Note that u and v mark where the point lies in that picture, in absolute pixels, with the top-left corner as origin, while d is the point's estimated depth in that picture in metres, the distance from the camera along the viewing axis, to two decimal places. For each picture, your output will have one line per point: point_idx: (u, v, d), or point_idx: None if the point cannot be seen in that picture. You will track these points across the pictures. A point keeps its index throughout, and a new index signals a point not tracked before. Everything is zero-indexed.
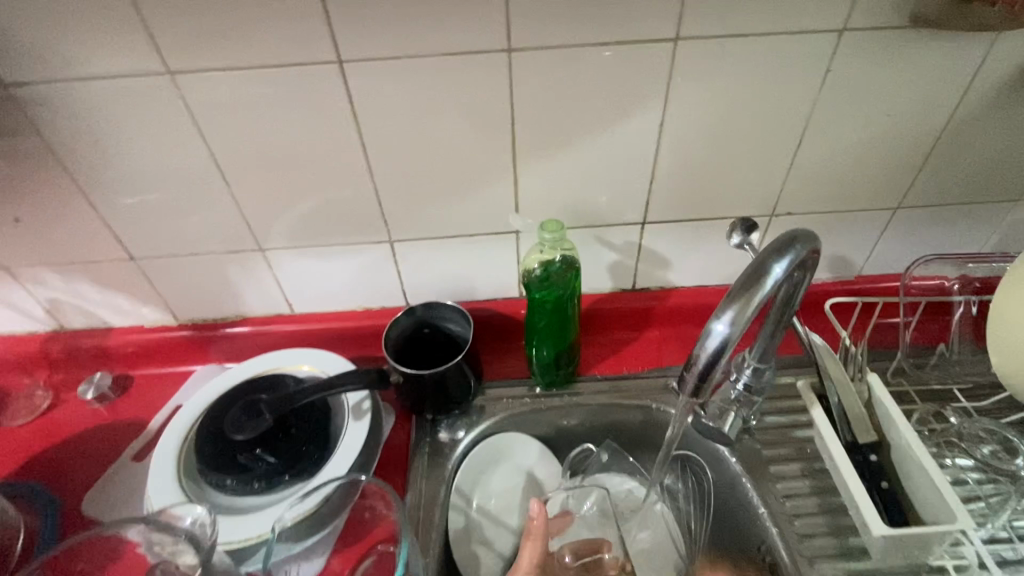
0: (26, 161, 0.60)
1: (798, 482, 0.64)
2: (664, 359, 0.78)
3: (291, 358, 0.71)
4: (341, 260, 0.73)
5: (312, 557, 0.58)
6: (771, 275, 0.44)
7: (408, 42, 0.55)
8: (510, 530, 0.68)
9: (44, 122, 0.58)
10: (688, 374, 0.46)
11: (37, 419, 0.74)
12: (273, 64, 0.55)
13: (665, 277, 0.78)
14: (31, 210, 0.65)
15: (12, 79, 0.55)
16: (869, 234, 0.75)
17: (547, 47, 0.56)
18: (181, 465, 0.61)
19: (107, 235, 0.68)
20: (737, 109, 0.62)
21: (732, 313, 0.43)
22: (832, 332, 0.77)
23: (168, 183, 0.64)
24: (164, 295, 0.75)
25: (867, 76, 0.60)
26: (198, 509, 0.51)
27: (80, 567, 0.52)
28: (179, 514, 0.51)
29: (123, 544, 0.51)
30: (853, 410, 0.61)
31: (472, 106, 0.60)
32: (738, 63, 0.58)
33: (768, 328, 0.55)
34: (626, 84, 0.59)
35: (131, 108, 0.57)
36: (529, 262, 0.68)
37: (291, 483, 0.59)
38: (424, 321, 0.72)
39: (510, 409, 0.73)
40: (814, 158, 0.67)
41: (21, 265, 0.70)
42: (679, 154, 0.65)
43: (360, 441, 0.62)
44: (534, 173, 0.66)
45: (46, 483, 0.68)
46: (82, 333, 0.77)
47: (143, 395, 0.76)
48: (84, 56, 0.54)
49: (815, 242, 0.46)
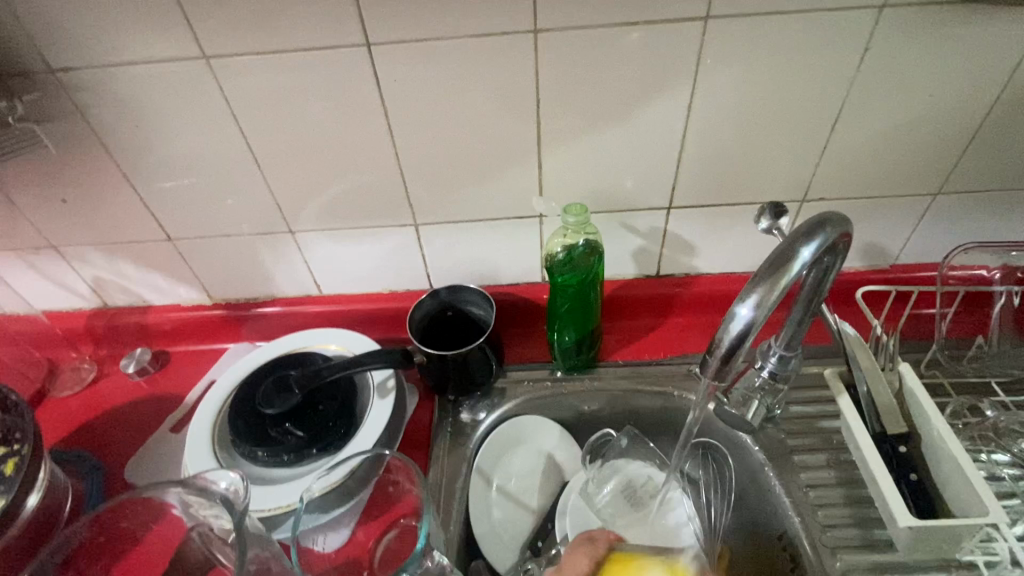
0: (72, 145, 0.63)
1: (823, 473, 0.63)
2: (688, 347, 0.77)
3: (319, 337, 0.73)
4: (368, 243, 0.74)
5: (338, 528, 0.60)
6: (799, 258, 0.43)
7: (436, 25, 0.55)
8: (528, 511, 0.69)
9: (88, 106, 0.60)
10: (711, 357, 0.45)
11: (84, 390, 0.79)
12: (304, 48, 0.56)
13: (691, 263, 0.77)
14: (76, 192, 0.68)
15: (59, 65, 0.57)
16: (906, 222, 0.72)
17: (574, 28, 0.55)
18: (215, 437, 0.64)
19: (147, 216, 0.70)
20: (769, 90, 0.60)
21: (757, 297, 0.42)
22: (863, 322, 0.75)
23: (203, 167, 0.66)
24: (199, 275, 0.78)
25: (909, 55, 0.57)
26: (231, 475, 0.50)
27: (123, 523, 0.55)
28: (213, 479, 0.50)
29: (162, 506, 0.54)
30: (882, 400, 0.59)
31: (498, 89, 0.60)
32: (771, 42, 0.56)
33: (796, 314, 0.54)
34: (653, 66, 0.58)
35: (169, 92, 0.59)
36: (552, 246, 0.69)
37: (319, 456, 0.61)
38: (447, 304, 0.73)
39: (531, 393, 0.74)
40: (849, 142, 0.65)
41: (68, 245, 0.73)
42: (707, 138, 0.64)
43: (384, 418, 0.63)
44: (558, 157, 0.65)
45: (91, 450, 0.72)
46: (124, 310, 0.81)
47: (180, 371, 0.80)
48: (126, 42, 0.56)
49: (847, 225, 0.45)
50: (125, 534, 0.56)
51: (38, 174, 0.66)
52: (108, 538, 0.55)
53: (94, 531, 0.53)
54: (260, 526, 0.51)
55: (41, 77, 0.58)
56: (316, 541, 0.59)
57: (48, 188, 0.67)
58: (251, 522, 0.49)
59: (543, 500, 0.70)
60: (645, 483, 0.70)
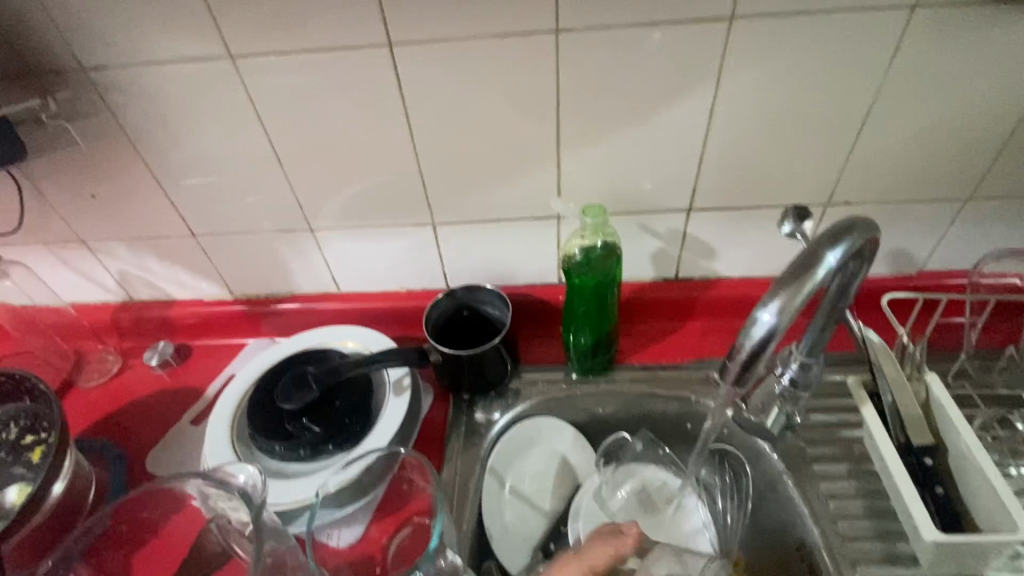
0: (101, 142, 0.65)
1: (843, 483, 0.62)
2: (705, 352, 0.76)
3: (335, 334, 0.73)
4: (386, 242, 0.75)
5: (352, 524, 0.60)
6: (824, 264, 0.42)
7: (457, 24, 0.55)
8: (542, 512, 0.69)
9: (117, 104, 0.62)
10: (730, 363, 0.45)
11: (109, 380, 0.81)
12: (326, 47, 0.57)
13: (710, 267, 0.76)
14: (105, 188, 0.69)
15: (91, 63, 0.58)
16: (935, 227, 0.70)
17: (596, 28, 0.55)
18: (234, 431, 0.64)
19: (172, 212, 0.72)
20: (794, 91, 0.59)
21: (779, 303, 0.41)
22: (887, 330, 0.74)
23: (226, 164, 0.67)
24: (221, 270, 0.79)
25: (941, 56, 0.56)
26: (250, 468, 0.51)
27: (144, 511, 0.57)
28: (232, 473, 0.51)
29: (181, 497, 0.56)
30: (908, 410, 0.57)
31: (517, 89, 0.60)
32: (797, 43, 0.55)
33: (819, 321, 0.53)
34: (676, 67, 0.58)
35: (195, 91, 0.60)
36: (570, 247, 0.68)
37: (335, 452, 0.62)
38: (463, 304, 0.73)
39: (546, 394, 0.73)
40: (876, 145, 0.63)
41: (96, 240, 0.75)
42: (729, 140, 0.63)
43: (400, 415, 0.63)
44: (577, 158, 0.65)
45: (114, 440, 0.73)
46: (149, 304, 0.83)
47: (201, 364, 0.82)
48: (155, 41, 0.57)
49: (874, 231, 0.44)
50: (146, 524, 0.58)
51: (69, 171, 0.67)
52: (129, 528, 0.57)
53: (115, 520, 0.55)
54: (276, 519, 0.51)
55: (72, 76, 0.59)
56: (330, 536, 0.59)
57: (78, 183, 0.69)
58: (268, 516, 0.50)
59: (557, 502, 0.70)
60: (661, 488, 0.71)
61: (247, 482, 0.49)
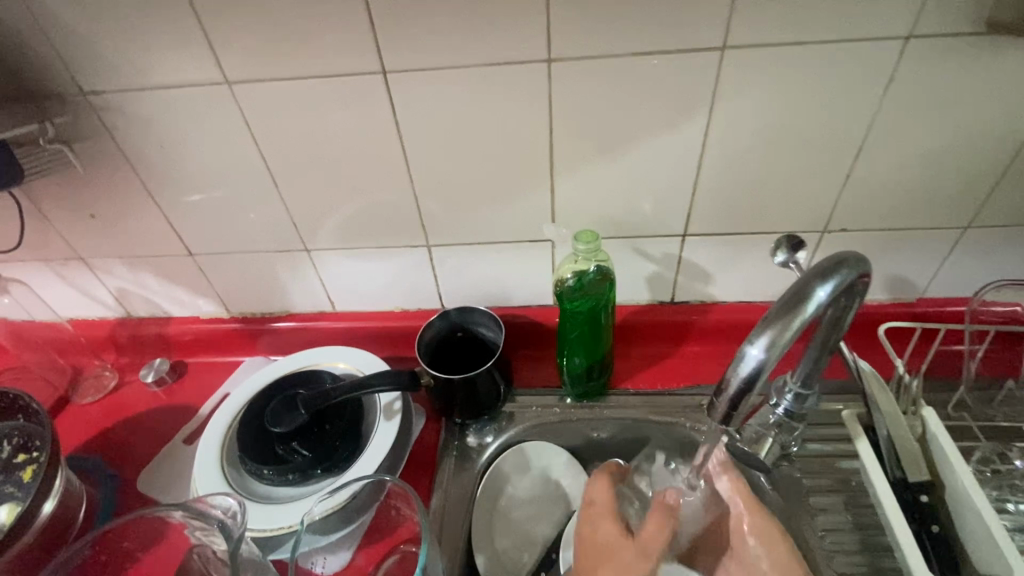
0: (101, 164, 0.66)
1: (839, 517, 0.61)
2: (701, 376, 0.75)
3: (329, 354, 0.73)
4: (381, 262, 0.75)
5: (338, 551, 0.59)
6: (814, 299, 0.41)
7: (452, 52, 0.56)
8: (535, 538, 0.68)
9: (117, 127, 0.62)
10: (719, 399, 0.44)
11: (105, 397, 0.81)
12: (323, 73, 0.58)
13: (706, 291, 0.76)
14: (104, 207, 0.70)
15: (91, 88, 0.59)
16: (934, 255, 0.70)
17: (588, 57, 0.55)
18: (223, 453, 0.64)
19: (169, 231, 0.72)
20: (789, 119, 0.59)
21: (768, 339, 0.40)
22: (886, 358, 0.72)
23: (223, 185, 0.67)
24: (218, 289, 0.79)
25: (936, 86, 0.56)
26: (228, 499, 0.50)
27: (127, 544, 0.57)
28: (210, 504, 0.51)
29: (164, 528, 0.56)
30: (903, 445, 0.56)
31: (510, 115, 0.60)
32: (789, 72, 0.55)
33: (812, 353, 0.53)
34: (669, 95, 0.58)
35: (193, 115, 0.61)
36: (564, 271, 0.68)
37: (324, 476, 0.61)
38: (457, 325, 0.73)
39: (538, 419, 0.73)
40: (872, 173, 0.63)
41: (96, 257, 0.76)
42: (724, 166, 0.63)
43: (390, 440, 0.63)
44: (572, 183, 0.65)
45: (107, 458, 0.73)
46: (146, 321, 0.84)
47: (197, 381, 0.82)
48: (154, 67, 0.58)
49: (865, 265, 0.44)
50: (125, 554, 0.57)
51: (69, 191, 0.68)
52: (111, 558, 0.56)
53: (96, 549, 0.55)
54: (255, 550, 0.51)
55: (73, 99, 0.60)
56: (316, 562, 0.59)
57: (77, 203, 0.70)
58: (246, 547, 0.50)
59: (548, 529, 0.69)
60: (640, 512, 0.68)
61: (227, 513, 0.49)
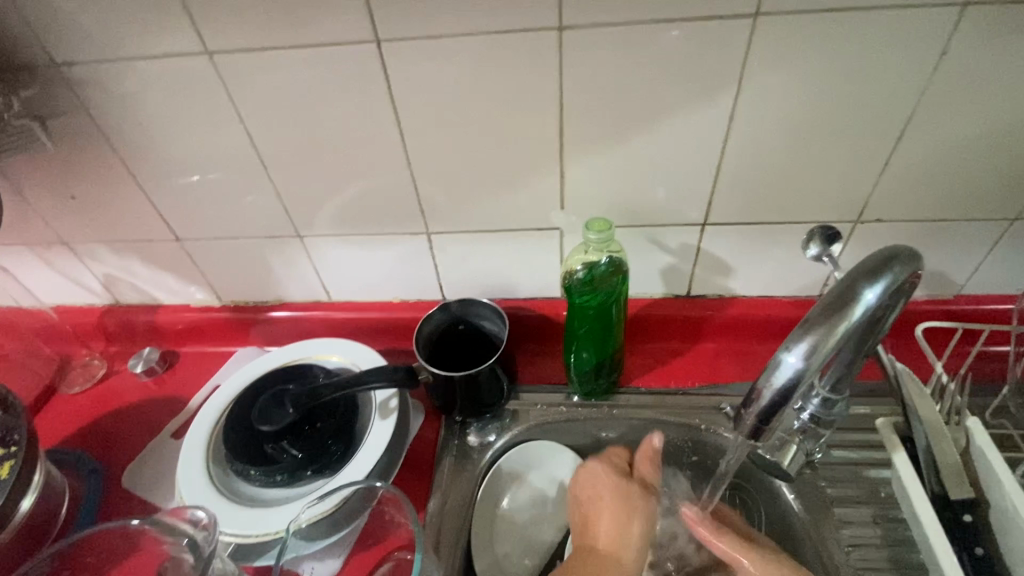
0: (78, 142, 0.61)
1: (867, 531, 0.56)
2: (717, 375, 0.71)
3: (322, 347, 0.70)
4: (379, 250, 0.70)
5: (327, 559, 0.56)
6: (862, 302, 0.36)
7: (451, 20, 0.50)
8: (540, 544, 0.64)
9: (93, 102, 0.58)
10: (748, 411, 0.39)
11: (93, 386, 0.78)
12: (311, 44, 0.53)
13: (725, 285, 0.71)
14: (85, 189, 0.66)
15: (62, 59, 0.55)
16: (977, 248, 0.64)
17: (603, 25, 0.50)
18: (210, 451, 0.61)
19: (155, 216, 0.68)
20: (825, 97, 0.53)
21: (808, 345, 0.36)
22: (919, 360, 0.67)
23: (209, 166, 0.63)
24: (207, 275, 0.75)
25: (994, 59, 0.50)
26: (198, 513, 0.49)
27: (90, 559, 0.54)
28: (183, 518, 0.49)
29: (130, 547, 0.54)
30: (945, 458, 0.51)
31: (516, 91, 0.55)
32: (828, 44, 0.50)
33: (845, 357, 0.48)
34: (692, 69, 0.52)
35: (173, 89, 0.56)
36: (572, 263, 0.63)
37: (314, 478, 0.58)
38: (458, 318, 0.68)
39: (543, 418, 0.69)
40: (915, 158, 0.57)
41: (79, 242, 0.72)
42: (750, 150, 0.57)
43: (384, 441, 0.59)
44: (582, 166, 0.60)
45: (92, 451, 0.70)
46: (135, 308, 0.80)
47: (187, 372, 0.78)
48: (128, 36, 0.53)
49: (917, 263, 0.39)
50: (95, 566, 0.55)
51: (48, 172, 0.64)
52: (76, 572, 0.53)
53: (58, 564, 0.52)
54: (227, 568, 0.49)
55: (44, 71, 0.56)
56: (304, 570, 0.55)
57: (57, 184, 0.66)
58: (220, 563, 0.49)
59: (553, 533, 0.65)
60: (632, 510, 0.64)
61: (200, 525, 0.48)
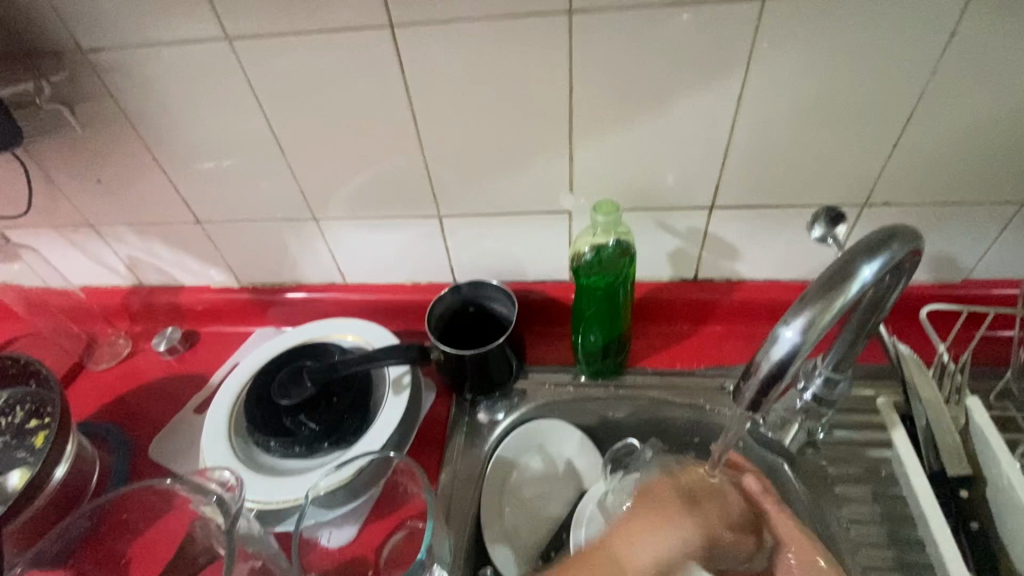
0: (103, 127, 0.64)
1: (865, 508, 0.58)
2: (723, 357, 0.72)
3: (339, 327, 0.72)
4: (392, 233, 0.72)
5: (344, 525, 0.59)
6: (859, 278, 0.37)
7: (464, 5, 0.51)
8: (548, 518, 0.67)
9: (116, 88, 0.60)
10: (746, 383, 0.41)
11: (118, 364, 0.81)
12: (326, 28, 0.54)
13: (732, 268, 0.71)
14: (110, 173, 0.69)
15: (88, 45, 0.57)
16: (986, 232, 0.64)
17: (612, 8, 0.51)
18: (232, 423, 0.64)
19: (176, 199, 0.71)
20: (833, 80, 0.53)
21: (805, 319, 0.37)
22: (925, 342, 0.68)
23: (228, 150, 0.65)
24: (226, 257, 0.78)
25: (1004, 41, 0.50)
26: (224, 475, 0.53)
27: (126, 515, 0.59)
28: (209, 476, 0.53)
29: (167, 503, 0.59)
30: (943, 436, 0.53)
31: (526, 74, 0.56)
32: (836, 27, 0.50)
33: (847, 335, 0.49)
34: (700, 52, 0.53)
35: (194, 74, 0.58)
36: (581, 245, 0.65)
37: (331, 449, 0.61)
38: (469, 299, 0.70)
39: (552, 397, 0.71)
40: (922, 141, 0.57)
41: (104, 223, 0.75)
42: (757, 133, 0.58)
43: (397, 416, 0.62)
44: (591, 150, 0.61)
45: (120, 424, 0.74)
46: (158, 289, 0.83)
47: (208, 350, 0.81)
48: (150, 22, 0.55)
49: (917, 241, 0.40)
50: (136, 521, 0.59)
51: (75, 155, 0.67)
52: (110, 528, 0.58)
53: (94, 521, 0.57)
54: (252, 526, 0.52)
55: (71, 58, 0.58)
56: (321, 536, 0.58)
57: (84, 168, 0.68)
58: (244, 522, 0.52)
59: (561, 507, 0.68)
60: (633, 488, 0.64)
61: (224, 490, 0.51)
